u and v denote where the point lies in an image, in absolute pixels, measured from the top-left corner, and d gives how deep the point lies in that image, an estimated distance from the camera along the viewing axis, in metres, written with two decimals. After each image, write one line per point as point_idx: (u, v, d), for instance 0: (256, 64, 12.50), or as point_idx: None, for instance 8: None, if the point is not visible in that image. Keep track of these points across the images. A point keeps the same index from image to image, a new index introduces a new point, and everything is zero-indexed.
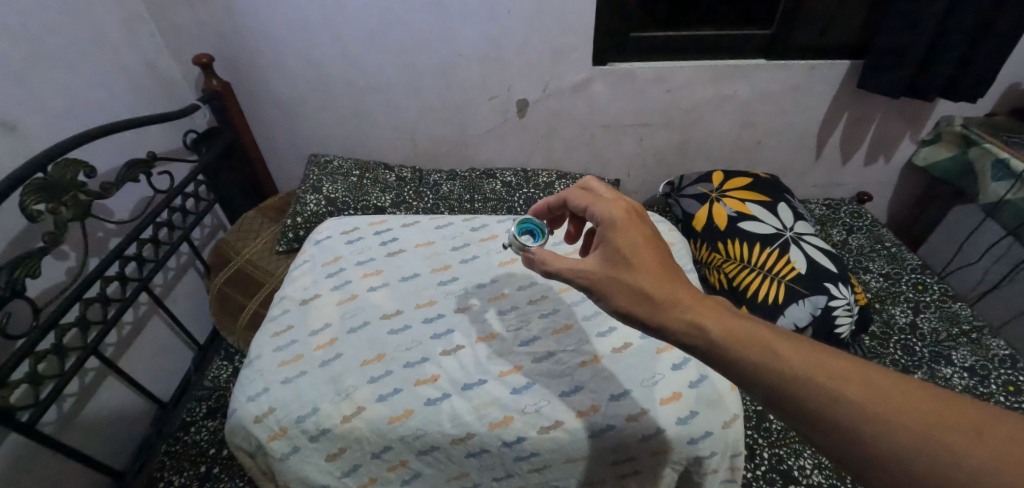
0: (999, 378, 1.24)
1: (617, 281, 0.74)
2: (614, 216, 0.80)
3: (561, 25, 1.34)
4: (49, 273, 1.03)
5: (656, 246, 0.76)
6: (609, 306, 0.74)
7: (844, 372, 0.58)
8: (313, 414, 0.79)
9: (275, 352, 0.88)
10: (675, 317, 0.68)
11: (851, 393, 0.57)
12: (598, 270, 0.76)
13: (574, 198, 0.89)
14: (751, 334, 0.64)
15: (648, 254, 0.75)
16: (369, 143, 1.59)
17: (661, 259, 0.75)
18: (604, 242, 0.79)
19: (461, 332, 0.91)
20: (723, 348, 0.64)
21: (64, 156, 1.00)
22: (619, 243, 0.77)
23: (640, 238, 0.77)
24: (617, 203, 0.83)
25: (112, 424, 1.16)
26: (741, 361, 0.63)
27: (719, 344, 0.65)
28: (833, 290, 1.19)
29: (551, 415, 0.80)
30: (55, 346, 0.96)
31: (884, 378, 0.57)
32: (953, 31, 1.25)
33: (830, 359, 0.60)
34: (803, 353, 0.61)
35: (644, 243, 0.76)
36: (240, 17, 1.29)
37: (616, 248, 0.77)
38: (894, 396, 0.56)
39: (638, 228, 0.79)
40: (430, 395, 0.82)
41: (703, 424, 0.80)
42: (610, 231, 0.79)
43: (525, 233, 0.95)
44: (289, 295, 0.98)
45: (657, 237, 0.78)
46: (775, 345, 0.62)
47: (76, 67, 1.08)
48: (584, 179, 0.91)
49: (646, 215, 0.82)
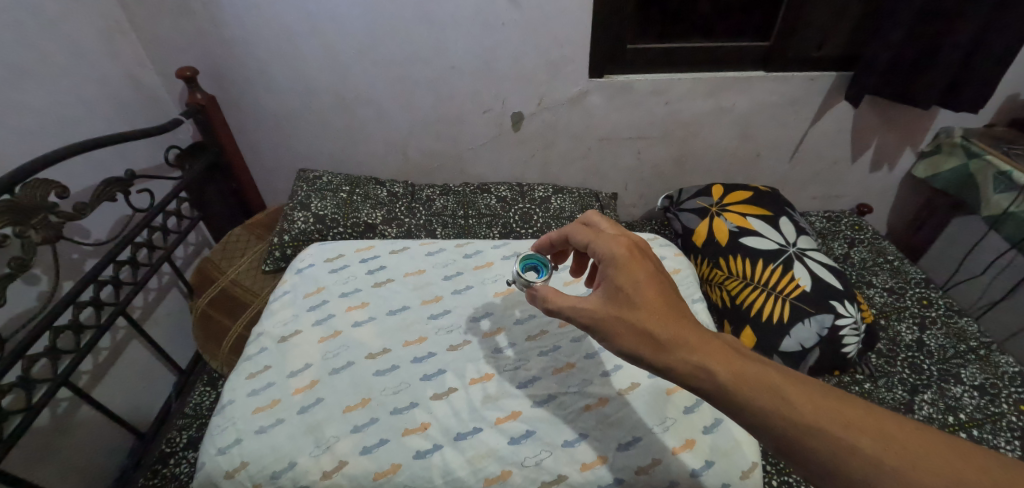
0: (1010, 397, 1.20)
1: (620, 319, 0.69)
2: (615, 253, 0.75)
3: (556, 36, 1.31)
4: (19, 298, 0.97)
5: (659, 283, 0.72)
6: (612, 347, 0.70)
7: (858, 422, 0.54)
8: (289, 470, 0.74)
9: (250, 397, 0.82)
10: (680, 359, 0.64)
11: (864, 445, 0.52)
12: (599, 309, 0.72)
13: (574, 232, 0.84)
14: (761, 378, 0.60)
15: (651, 291, 0.70)
16: (360, 157, 1.54)
17: (666, 296, 0.70)
18: (605, 280, 0.74)
19: (453, 373, 0.86)
20: (732, 392, 0.60)
21: (30, 176, 0.93)
22: (620, 281, 0.72)
23: (644, 275, 0.72)
24: (619, 237, 0.78)
25: (85, 457, 1.09)
26: (751, 407, 0.58)
27: (728, 388, 0.60)
28: (839, 308, 1.15)
29: (553, 468, 0.75)
30: (21, 379, 0.89)
31: (900, 430, 0.53)
32: (955, 43, 1.22)
33: (844, 407, 0.55)
34: (814, 399, 0.57)
35: (647, 280, 0.72)
36: (224, 29, 1.25)
37: (618, 286, 0.72)
38: (910, 449, 0.51)
39: (641, 265, 0.74)
40: (419, 446, 0.76)
41: (720, 475, 0.77)
42: (612, 269, 0.74)
43: (529, 269, 0.91)
44: (267, 331, 0.93)
45: (661, 274, 0.73)
46: (784, 389, 0.58)
47: (51, 81, 1.03)
48: (586, 214, 0.87)
49: (649, 250, 0.77)
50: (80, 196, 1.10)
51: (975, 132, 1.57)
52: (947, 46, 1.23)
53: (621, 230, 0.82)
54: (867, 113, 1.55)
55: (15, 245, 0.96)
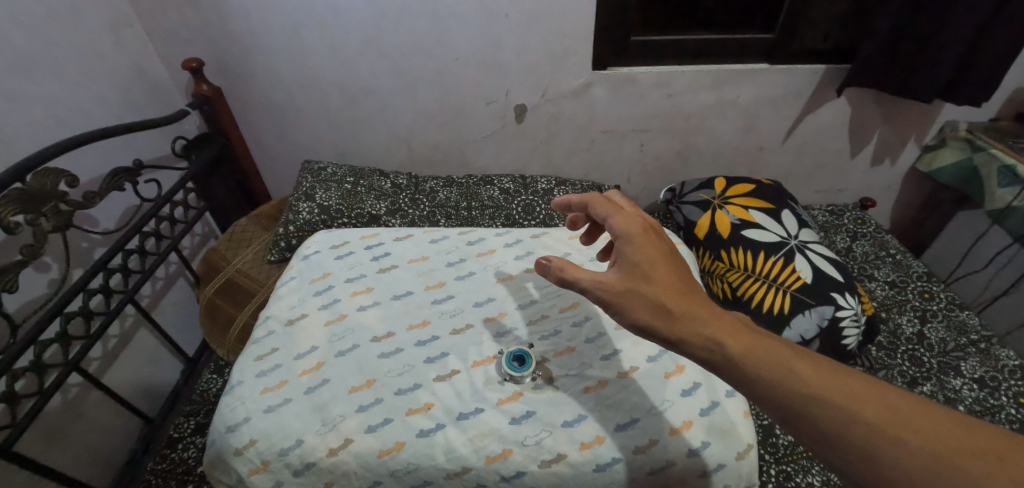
0: (1009, 390, 1.21)
1: (637, 293, 0.70)
2: (631, 231, 0.76)
3: (558, 29, 1.31)
4: (30, 285, 0.99)
5: (670, 261, 0.73)
6: (626, 321, 0.70)
7: (862, 392, 0.55)
8: (296, 447, 0.75)
9: (257, 378, 0.84)
10: (692, 331, 0.65)
11: (868, 413, 0.53)
12: (616, 283, 0.72)
13: (593, 202, 0.83)
14: (768, 350, 0.61)
15: (665, 269, 0.72)
16: (364, 149, 1.55)
17: (679, 275, 0.72)
18: (620, 257, 0.75)
19: (456, 355, 0.87)
20: (740, 362, 0.61)
21: (45, 165, 0.96)
22: (637, 259, 0.73)
23: (657, 254, 0.73)
24: (636, 217, 0.79)
25: (95, 442, 1.11)
26: (758, 376, 0.59)
27: (738, 359, 0.61)
28: (839, 300, 1.16)
29: (553, 448, 0.76)
30: (32, 363, 0.91)
31: (903, 401, 0.54)
32: (958, 37, 1.22)
33: (851, 380, 0.56)
34: (821, 370, 0.58)
35: (662, 259, 0.73)
36: (230, 21, 1.26)
37: (634, 263, 0.73)
38: (911, 418, 0.52)
39: (656, 246, 0.75)
40: (422, 425, 0.78)
41: (716, 456, 0.78)
42: (627, 246, 0.75)
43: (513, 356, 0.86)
44: (274, 314, 0.95)
45: (674, 255, 0.75)
46: (791, 360, 0.59)
47: (60, 73, 1.05)
48: (607, 192, 0.88)
49: (663, 233, 0.78)
50: (89, 185, 1.12)
51: (980, 126, 1.57)
52: (951, 39, 1.23)
53: (638, 211, 0.83)
54: (871, 106, 1.55)
55: (26, 232, 0.98)
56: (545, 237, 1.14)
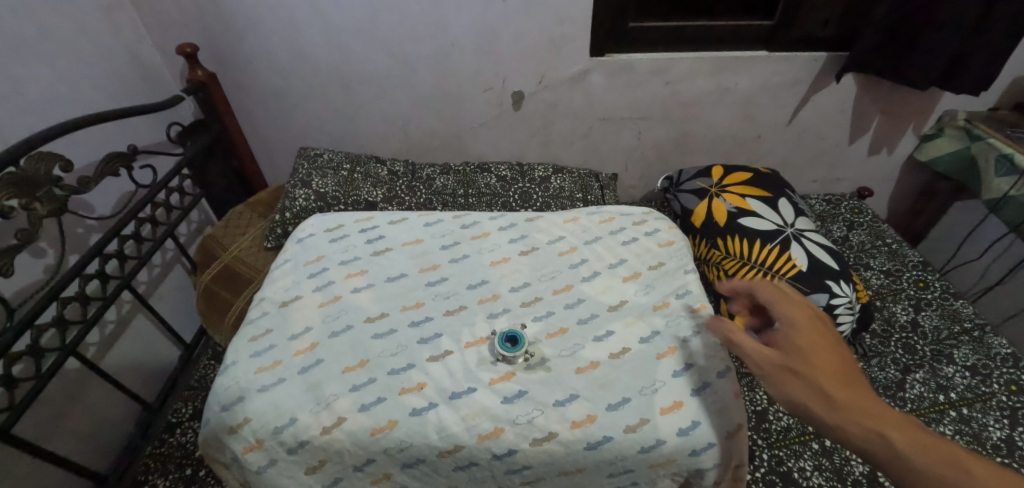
0: (1001, 377, 1.22)
1: (797, 374, 0.67)
2: (798, 316, 0.74)
3: (556, 14, 1.30)
4: (26, 270, 0.99)
5: (840, 351, 0.70)
6: (782, 402, 0.66)
7: None
8: (290, 425, 0.76)
9: (252, 358, 0.84)
10: (855, 422, 0.62)
11: None
12: (778, 363, 0.68)
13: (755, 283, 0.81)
14: (943, 454, 0.57)
15: (829, 355, 0.68)
16: (360, 136, 1.54)
17: (841, 364, 0.68)
18: (783, 339, 0.72)
19: (449, 336, 0.88)
20: (913, 463, 0.57)
21: (37, 149, 0.95)
22: (802, 343, 0.70)
23: (821, 340, 0.70)
24: (799, 303, 0.76)
25: (94, 426, 1.12)
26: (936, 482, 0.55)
27: (909, 459, 0.58)
28: (834, 288, 1.16)
29: (544, 426, 0.77)
30: (29, 347, 0.91)
31: None
32: (959, 24, 1.21)
33: None
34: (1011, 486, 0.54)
35: (828, 346, 0.70)
36: (224, 5, 1.24)
37: (800, 346, 0.70)
38: None
39: (820, 333, 0.72)
40: (415, 404, 0.78)
41: (706, 435, 0.78)
42: (793, 331, 0.72)
43: (507, 338, 0.86)
44: (269, 296, 0.95)
45: (837, 344, 0.71)
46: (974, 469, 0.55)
47: (54, 57, 1.04)
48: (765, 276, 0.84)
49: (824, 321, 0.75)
50: (83, 171, 1.11)
51: (979, 116, 1.57)
52: (951, 26, 1.22)
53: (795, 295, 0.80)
54: (870, 95, 1.54)
55: (20, 217, 0.98)
56: (539, 221, 1.15)
